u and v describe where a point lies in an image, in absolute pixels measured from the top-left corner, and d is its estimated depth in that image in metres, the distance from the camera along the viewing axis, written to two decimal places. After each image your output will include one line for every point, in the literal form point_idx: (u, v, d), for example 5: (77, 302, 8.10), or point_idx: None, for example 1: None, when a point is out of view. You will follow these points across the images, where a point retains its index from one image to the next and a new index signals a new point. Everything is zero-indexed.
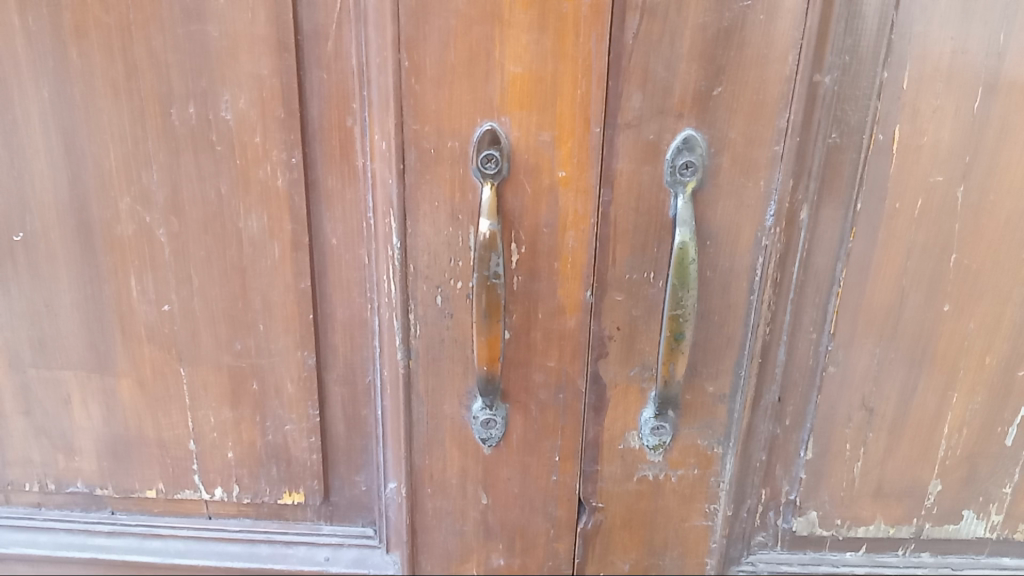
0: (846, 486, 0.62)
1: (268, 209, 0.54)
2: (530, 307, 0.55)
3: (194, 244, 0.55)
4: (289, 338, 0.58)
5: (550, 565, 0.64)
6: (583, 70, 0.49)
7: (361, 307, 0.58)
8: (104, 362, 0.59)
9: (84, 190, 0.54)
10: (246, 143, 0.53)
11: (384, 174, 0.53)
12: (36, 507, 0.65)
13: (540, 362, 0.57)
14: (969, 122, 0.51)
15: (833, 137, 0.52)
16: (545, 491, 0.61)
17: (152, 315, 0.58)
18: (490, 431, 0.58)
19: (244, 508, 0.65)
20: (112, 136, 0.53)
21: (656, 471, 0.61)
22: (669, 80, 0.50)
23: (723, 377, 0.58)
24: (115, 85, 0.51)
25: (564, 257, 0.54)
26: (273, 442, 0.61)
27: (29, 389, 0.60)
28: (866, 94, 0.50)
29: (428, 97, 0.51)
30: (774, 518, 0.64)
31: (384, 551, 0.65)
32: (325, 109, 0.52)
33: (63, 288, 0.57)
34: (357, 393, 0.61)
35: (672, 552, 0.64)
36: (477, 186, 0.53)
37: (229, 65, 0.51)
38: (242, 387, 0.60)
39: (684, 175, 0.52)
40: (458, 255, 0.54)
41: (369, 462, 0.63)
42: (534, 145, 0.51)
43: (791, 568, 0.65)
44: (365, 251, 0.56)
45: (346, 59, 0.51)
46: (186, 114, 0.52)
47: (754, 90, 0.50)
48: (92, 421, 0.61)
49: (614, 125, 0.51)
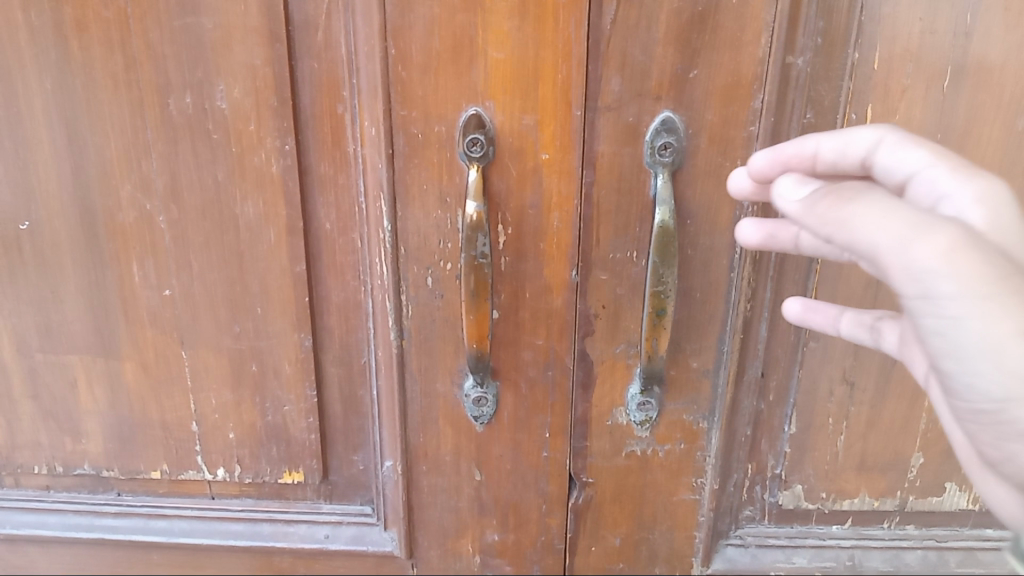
0: (830, 459, 0.63)
1: (264, 195, 0.56)
2: (518, 287, 0.57)
3: (193, 230, 0.57)
4: (286, 320, 0.60)
5: (543, 540, 0.66)
6: (564, 55, 0.51)
7: (355, 290, 0.60)
8: (109, 345, 0.61)
9: (87, 179, 0.56)
10: (241, 131, 0.55)
11: (374, 159, 0.55)
12: (45, 489, 0.68)
13: (529, 340, 0.59)
14: (940, 100, 0.52)
15: (809, 117, 0.53)
16: (536, 467, 0.63)
17: (154, 299, 0.60)
18: (481, 409, 0.60)
19: (246, 487, 0.67)
20: (113, 127, 0.55)
21: (644, 446, 0.63)
22: (646, 63, 0.52)
23: (706, 353, 0.60)
24: (115, 77, 0.53)
25: (550, 237, 0.56)
26: (272, 423, 0.63)
27: (37, 374, 0.63)
28: (838, 74, 0.52)
29: (415, 83, 0.52)
30: (761, 492, 0.65)
31: (383, 529, 0.67)
32: (317, 97, 0.54)
33: (68, 275, 0.59)
34: (353, 373, 0.63)
35: (661, 526, 0.66)
36: (464, 169, 0.55)
37: (223, 55, 0.53)
38: (242, 369, 0.62)
39: (663, 155, 0.53)
40: (448, 237, 0.56)
41: (366, 441, 0.65)
42: (518, 129, 0.53)
43: (778, 541, 0.67)
44: (358, 234, 0.58)
45: (335, 48, 0.53)
46: (183, 104, 0.54)
47: (729, 72, 0.52)
48: (98, 403, 0.63)
49: (595, 108, 0.53)
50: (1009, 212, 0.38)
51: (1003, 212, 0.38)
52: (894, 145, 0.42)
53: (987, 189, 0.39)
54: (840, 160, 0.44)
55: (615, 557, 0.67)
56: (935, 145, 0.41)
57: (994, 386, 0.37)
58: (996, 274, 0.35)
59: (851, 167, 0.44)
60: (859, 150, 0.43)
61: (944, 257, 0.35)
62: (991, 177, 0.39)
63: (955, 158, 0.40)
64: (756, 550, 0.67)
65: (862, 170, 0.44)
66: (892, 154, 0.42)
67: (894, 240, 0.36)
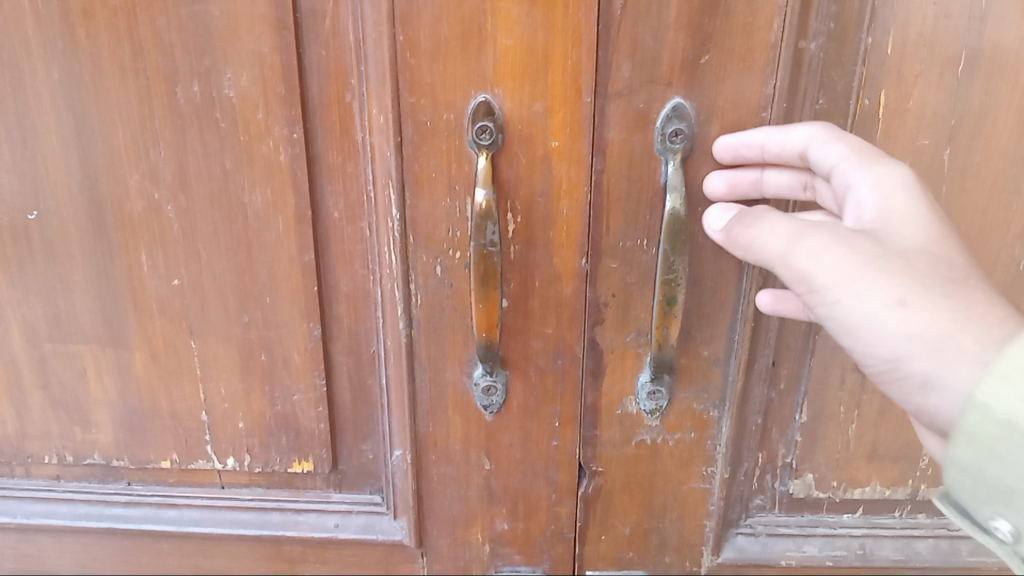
0: (841, 448, 0.63)
1: (272, 184, 0.56)
2: (527, 275, 0.57)
3: (201, 219, 0.57)
4: (294, 309, 0.60)
5: (552, 528, 0.66)
6: (574, 40, 0.51)
7: (363, 279, 0.60)
8: (118, 335, 0.61)
9: (95, 169, 0.56)
10: (249, 119, 0.54)
11: (383, 147, 0.54)
12: (55, 479, 0.68)
13: (538, 329, 0.59)
14: (954, 85, 0.52)
15: (821, 103, 0.53)
16: (545, 456, 0.63)
17: (163, 289, 0.60)
18: (491, 397, 0.60)
19: (256, 476, 0.67)
20: (121, 115, 0.55)
21: (654, 435, 0.63)
22: (657, 48, 0.51)
23: (717, 341, 0.59)
24: (123, 66, 0.53)
25: (559, 225, 0.56)
26: (282, 412, 0.63)
27: (46, 364, 0.63)
28: (851, 59, 0.51)
29: (423, 70, 0.52)
30: (771, 481, 0.65)
31: (392, 518, 0.67)
32: (324, 85, 0.54)
33: (76, 264, 0.59)
34: (362, 362, 0.62)
35: (671, 515, 0.66)
36: (473, 157, 0.54)
37: (231, 43, 0.52)
38: (251, 359, 0.62)
39: (674, 142, 0.53)
40: (457, 225, 0.56)
41: (375, 430, 0.65)
42: (527, 116, 0.53)
43: (789, 530, 0.66)
44: (366, 223, 0.58)
45: (343, 35, 0.53)
46: (191, 92, 0.54)
47: (740, 57, 0.51)
48: (107, 393, 0.64)
49: (605, 95, 0.52)
50: (898, 193, 0.47)
51: (893, 195, 0.47)
52: (823, 139, 0.49)
53: (887, 176, 0.47)
54: (784, 154, 0.52)
55: (625, 545, 0.67)
56: (855, 140, 0.49)
57: (883, 348, 0.44)
58: (859, 261, 0.44)
59: (794, 160, 0.52)
60: (798, 144, 0.51)
61: (810, 256, 0.45)
62: (892, 162, 0.48)
63: (867, 150, 0.49)
64: (767, 538, 0.67)
65: (803, 162, 0.51)
66: (820, 148, 0.49)
67: (780, 249, 0.47)
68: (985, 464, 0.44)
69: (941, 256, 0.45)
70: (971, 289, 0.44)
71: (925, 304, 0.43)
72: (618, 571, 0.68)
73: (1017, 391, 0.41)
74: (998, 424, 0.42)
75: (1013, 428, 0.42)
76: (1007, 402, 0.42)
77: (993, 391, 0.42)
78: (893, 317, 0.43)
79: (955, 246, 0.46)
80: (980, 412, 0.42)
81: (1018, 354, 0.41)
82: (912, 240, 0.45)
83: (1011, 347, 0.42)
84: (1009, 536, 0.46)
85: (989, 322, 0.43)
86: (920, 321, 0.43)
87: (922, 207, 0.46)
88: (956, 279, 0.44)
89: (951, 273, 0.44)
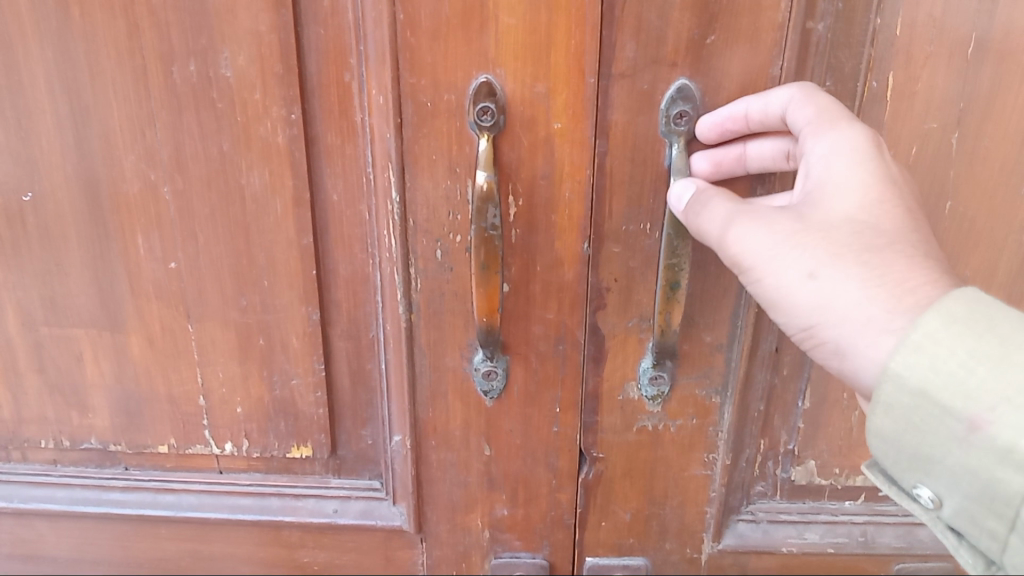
0: (843, 435, 0.63)
1: (270, 165, 0.55)
2: (529, 260, 0.56)
3: (198, 202, 0.57)
4: (293, 293, 0.59)
5: (552, 515, 0.66)
6: (577, 20, 0.50)
7: (363, 263, 0.59)
8: (114, 319, 0.61)
9: (90, 150, 0.55)
10: (247, 100, 0.53)
11: (382, 129, 0.53)
12: (52, 464, 0.67)
13: (539, 313, 0.58)
14: (964, 67, 0.51)
15: (828, 85, 0.52)
16: (546, 442, 0.63)
17: (159, 272, 0.59)
18: (492, 382, 0.60)
19: (255, 461, 0.66)
20: (116, 96, 0.54)
21: (655, 421, 0.62)
22: (662, 28, 0.50)
23: (720, 327, 0.59)
24: (118, 45, 0.52)
25: (561, 208, 0.55)
26: (281, 397, 0.63)
27: (42, 348, 0.62)
28: (860, 41, 0.51)
29: (424, 50, 0.51)
30: (773, 468, 0.65)
31: (392, 503, 0.67)
32: (323, 65, 0.53)
33: (72, 247, 0.58)
34: (361, 347, 0.62)
35: (672, 501, 0.65)
36: (474, 139, 0.53)
37: (228, 22, 0.51)
38: (249, 343, 0.61)
39: (678, 124, 0.52)
40: (458, 209, 0.55)
41: (374, 415, 0.64)
42: (529, 97, 0.52)
43: (790, 517, 0.66)
44: (366, 206, 0.57)
45: (342, 14, 0.52)
46: (187, 72, 0.53)
47: (747, 38, 0.50)
48: (104, 377, 0.63)
49: (608, 75, 0.51)
50: (842, 161, 0.47)
51: (837, 163, 0.47)
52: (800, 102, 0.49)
53: (840, 140, 0.47)
54: (766, 120, 0.51)
55: (625, 532, 0.67)
56: (826, 103, 0.48)
57: (797, 317, 0.45)
58: (776, 234, 0.46)
59: (776, 124, 0.51)
60: (778, 108, 0.50)
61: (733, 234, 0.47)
62: (852, 123, 0.48)
63: (829, 113, 0.48)
64: (768, 525, 0.66)
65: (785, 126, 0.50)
66: (799, 109, 0.49)
67: (710, 225, 0.49)
68: (903, 433, 0.44)
69: (869, 225, 0.45)
70: (891, 258, 0.44)
71: (836, 276, 0.44)
72: (619, 557, 0.68)
73: (929, 360, 0.42)
74: (913, 394, 0.42)
75: (930, 398, 0.42)
76: (921, 372, 0.42)
77: (907, 360, 0.42)
78: (805, 290, 0.45)
79: (891, 212, 0.46)
80: (894, 382, 0.43)
81: (930, 323, 0.42)
82: (842, 211, 0.46)
83: (926, 316, 0.42)
84: (932, 503, 0.45)
85: (903, 289, 0.43)
86: (830, 293, 0.44)
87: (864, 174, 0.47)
88: (877, 248, 0.44)
89: (873, 240, 0.45)
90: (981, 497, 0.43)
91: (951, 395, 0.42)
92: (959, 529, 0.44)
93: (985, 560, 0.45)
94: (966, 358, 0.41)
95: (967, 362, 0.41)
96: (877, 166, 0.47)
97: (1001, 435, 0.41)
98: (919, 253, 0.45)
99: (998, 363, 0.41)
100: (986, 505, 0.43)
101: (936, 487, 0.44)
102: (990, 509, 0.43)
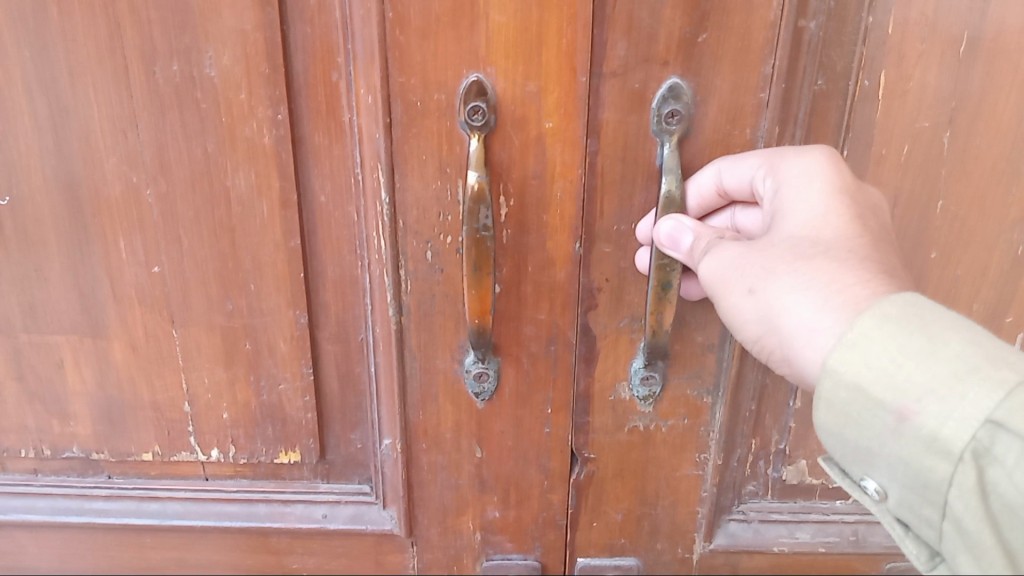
0: None
1: (255, 167, 0.54)
2: (520, 260, 0.56)
3: (182, 204, 0.55)
4: (280, 297, 0.58)
5: (544, 516, 0.65)
6: (569, 18, 0.49)
7: (351, 265, 0.58)
8: (96, 325, 0.60)
9: (69, 152, 0.54)
10: (232, 100, 0.52)
11: (371, 129, 0.53)
12: (33, 473, 0.66)
13: (531, 314, 0.58)
14: (956, 66, 0.51)
15: (819, 84, 0.52)
16: (538, 444, 0.62)
17: (142, 276, 0.58)
18: (483, 384, 0.59)
19: (242, 467, 0.65)
20: (95, 96, 0.52)
21: (646, 421, 0.62)
22: (654, 26, 0.50)
23: (711, 326, 0.59)
24: (98, 44, 0.51)
25: (552, 208, 0.54)
26: (268, 402, 0.62)
27: (21, 354, 0.61)
28: (851, 39, 0.51)
29: (413, 48, 0.50)
30: (764, 467, 0.65)
31: (382, 507, 0.66)
32: (310, 64, 0.52)
33: (52, 252, 0.57)
34: (350, 350, 0.61)
35: (664, 501, 0.65)
36: (464, 138, 0.53)
37: (212, 21, 0.50)
38: (235, 347, 0.60)
39: (669, 123, 0.52)
40: (448, 210, 0.55)
41: (364, 419, 0.63)
42: (521, 96, 0.51)
43: (781, 516, 0.66)
44: (354, 208, 0.56)
45: (330, 12, 0.51)
46: (170, 71, 0.52)
47: (738, 36, 0.50)
48: (86, 384, 0.62)
49: (599, 74, 0.51)
50: (801, 182, 0.48)
51: (794, 184, 0.49)
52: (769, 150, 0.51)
53: (800, 167, 0.49)
54: (704, 201, 0.54)
55: (617, 532, 0.67)
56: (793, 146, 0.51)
57: (748, 328, 0.48)
58: (728, 252, 0.49)
59: (716, 199, 0.54)
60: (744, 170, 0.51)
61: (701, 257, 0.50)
62: (809, 151, 0.49)
63: (773, 153, 0.50)
64: (759, 525, 0.66)
65: (728, 196, 0.53)
66: (731, 177, 0.52)
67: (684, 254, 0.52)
68: (844, 428, 0.43)
69: (810, 238, 0.47)
70: (828, 263, 0.45)
71: (772, 285, 0.46)
72: (610, 557, 0.68)
73: (862, 355, 0.41)
74: (850, 389, 0.42)
75: (863, 392, 0.42)
76: (855, 368, 0.42)
77: (842, 357, 0.42)
78: (746, 301, 0.47)
79: (840, 225, 0.47)
80: (832, 378, 0.42)
81: (866, 323, 0.41)
82: (788, 229, 0.48)
83: (861, 316, 0.42)
84: (878, 495, 0.43)
85: (832, 291, 0.44)
86: (768, 303, 0.46)
87: (819, 193, 0.48)
88: (815, 256, 0.45)
89: (812, 249, 0.46)
90: (916, 485, 0.41)
91: (880, 388, 0.41)
92: (907, 520, 0.43)
93: (929, 552, 0.43)
94: (896, 354, 0.41)
95: (896, 357, 0.41)
96: (821, 183, 0.48)
97: (927, 424, 0.40)
98: (861, 257, 0.45)
99: (927, 358, 0.40)
100: (922, 493, 0.41)
101: (880, 479, 0.43)
102: (927, 497, 0.41)
